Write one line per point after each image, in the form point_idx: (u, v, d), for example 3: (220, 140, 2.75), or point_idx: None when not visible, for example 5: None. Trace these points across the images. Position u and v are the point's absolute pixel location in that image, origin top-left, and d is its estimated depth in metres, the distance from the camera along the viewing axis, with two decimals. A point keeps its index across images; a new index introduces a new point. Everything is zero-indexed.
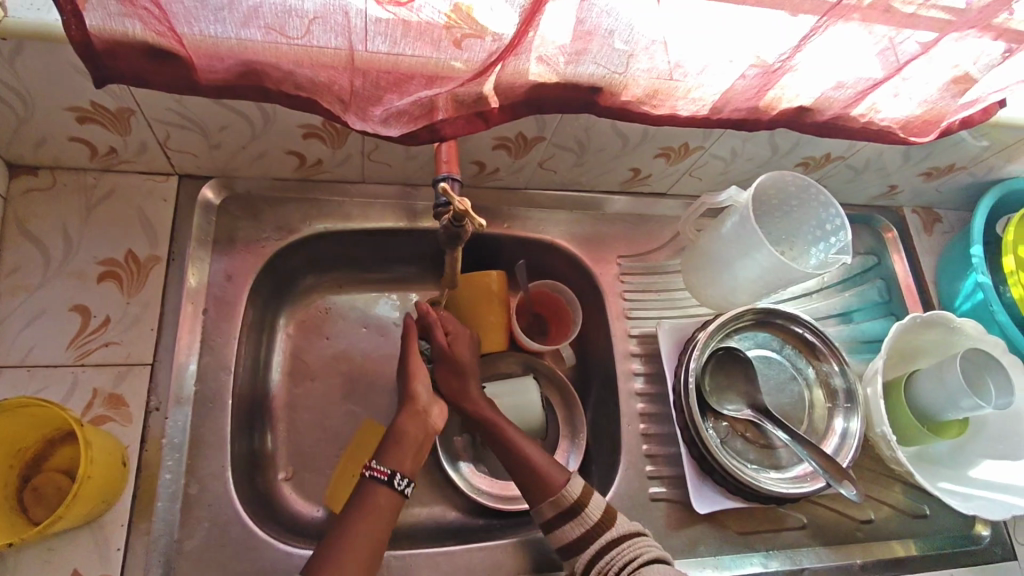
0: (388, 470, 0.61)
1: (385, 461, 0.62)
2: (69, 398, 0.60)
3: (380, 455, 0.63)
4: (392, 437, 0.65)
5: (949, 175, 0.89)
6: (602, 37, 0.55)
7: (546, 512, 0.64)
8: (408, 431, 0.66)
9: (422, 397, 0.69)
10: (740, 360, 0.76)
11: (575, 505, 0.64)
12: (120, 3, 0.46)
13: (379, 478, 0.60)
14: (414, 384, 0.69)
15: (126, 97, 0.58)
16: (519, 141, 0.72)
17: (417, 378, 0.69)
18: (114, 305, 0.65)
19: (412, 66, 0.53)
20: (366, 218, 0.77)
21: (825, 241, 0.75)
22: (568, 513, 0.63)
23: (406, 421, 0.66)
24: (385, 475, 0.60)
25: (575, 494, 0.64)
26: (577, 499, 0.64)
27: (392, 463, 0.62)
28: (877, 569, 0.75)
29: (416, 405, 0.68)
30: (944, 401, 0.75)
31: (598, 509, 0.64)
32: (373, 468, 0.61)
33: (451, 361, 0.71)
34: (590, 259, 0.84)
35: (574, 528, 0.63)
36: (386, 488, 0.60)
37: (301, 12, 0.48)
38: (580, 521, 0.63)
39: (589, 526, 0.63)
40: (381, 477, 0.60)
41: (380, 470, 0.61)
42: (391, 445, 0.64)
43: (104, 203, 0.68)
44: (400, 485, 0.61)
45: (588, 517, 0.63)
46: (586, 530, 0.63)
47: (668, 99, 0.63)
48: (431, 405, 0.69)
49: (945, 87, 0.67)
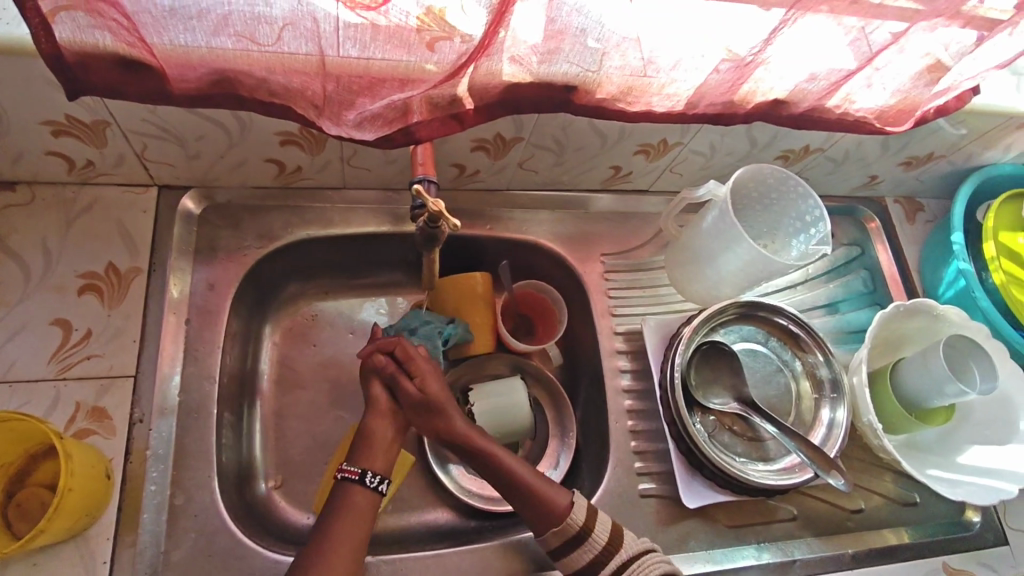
0: (359, 469, 0.61)
1: (357, 462, 0.62)
2: (51, 412, 0.60)
3: (352, 457, 0.63)
4: (362, 437, 0.65)
5: (928, 164, 0.90)
6: (573, 36, 0.55)
7: (552, 541, 0.62)
8: (374, 432, 0.65)
9: (386, 399, 0.67)
10: (725, 354, 0.76)
11: (582, 531, 0.61)
12: (88, 15, 0.46)
13: (351, 478, 0.60)
14: (376, 387, 0.68)
15: (100, 109, 0.58)
16: (497, 142, 0.72)
17: (380, 383, 0.68)
18: (96, 318, 0.65)
19: (384, 69, 0.54)
20: (348, 223, 0.77)
21: (805, 233, 0.75)
22: (575, 541, 0.61)
23: (374, 423, 0.66)
24: (357, 474, 0.61)
25: (580, 519, 0.62)
26: (582, 524, 0.62)
27: (363, 463, 0.62)
28: (869, 559, 0.75)
29: (380, 406, 0.67)
30: (929, 389, 0.75)
31: (605, 530, 0.62)
32: (345, 469, 0.61)
33: (425, 405, 0.66)
34: (575, 258, 0.84)
35: (582, 554, 0.61)
36: (359, 486, 0.60)
37: (270, 18, 0.48)
38: (587, 547, 0.61)
39: (597, 551, 0.61)
40: (352, 476, 0.61)
41: (351, 469, 0.61)
42: (362, 445, 0.64)
43: (83, 217, 0.68)
44: (374, 482, 0.61)
45: (596, 543, 0.61)
46: (593, 556, 0.61)
47: (643, 96, 0.63)
48: (397, 406, 0.67)
49: (918, 76, 0.68)
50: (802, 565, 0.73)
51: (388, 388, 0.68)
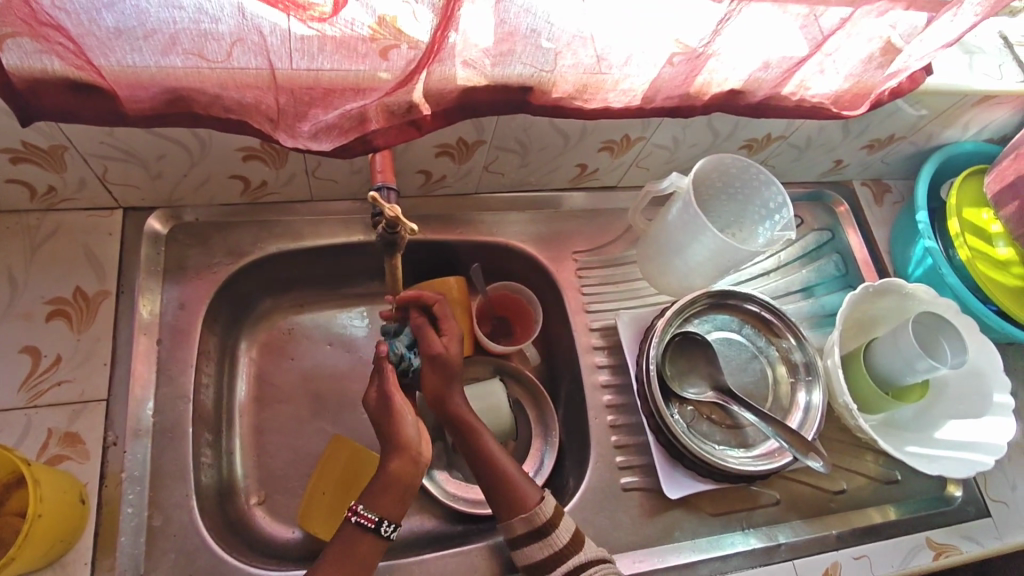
0: (376, 516, 0.58)
1: (371, 505, 0.59)
2: (22, 441, 0.60)
3: (367, 498, 0.59)
4: (380, 480, 0.60)
5: (891, 146, 0.91)
6: (524, 37, 0.56)
7: (517, 529, 0.62)
8: (401, 475, 0.60)
9: (414, 439, 0.62)
10: (699, 343, 0.77)
11: (546, 525, 0.62)
12: (34, 40, 0.47)
13: (366, 526, 0.57)
14: (403, 423, 0.62)
15: (56, 134, 0.58)
16: (460, 146, 0.73)
17: (407, 417, 0.63)
18: (65, 343, 0.64)
19: (334, 80, 0.54)
20: (318, 235, 0.77)
21: (770, 219, 0.76)
22: (538, 532, 0.61)
23: (395, 462, 0.61)
24: (373, 522, 0.58)
25: (548, 513, 0.62)
26: (548, 519, 0.62)
27: (379, 508, 0.59)
28: (853, 538, 0.76)
29: (410, 450, 0.61)
30: (901, 364, 0.76)
31: (567, 531, 0.62)
32: (359, 514, 0.58)
33: (444, 363, 0.69)
34: (547, 258, 0.85)
35: (542, 549, 0.61)
36: (372, 535, 0.58)
37: (217, 35, 0.49)
38: (548, 542, 0.61)
39: (557, 549, 0.61)
40: (368, 524, 0.57)
41: (367, 516, 0.58)
42: (376, 486, 0.60)
43: (49, 243, 0.68)
44: (387, 531, 0.58)
45: (557, 539, 0.61)
46: (553, 552, 0.61)
47: (598, 93, 0.64)
48: (422, 444, 0.63)
49: (870, 59, 0.69)
50: (787, 549, 0.73)
51: (413, 421, 0.63)
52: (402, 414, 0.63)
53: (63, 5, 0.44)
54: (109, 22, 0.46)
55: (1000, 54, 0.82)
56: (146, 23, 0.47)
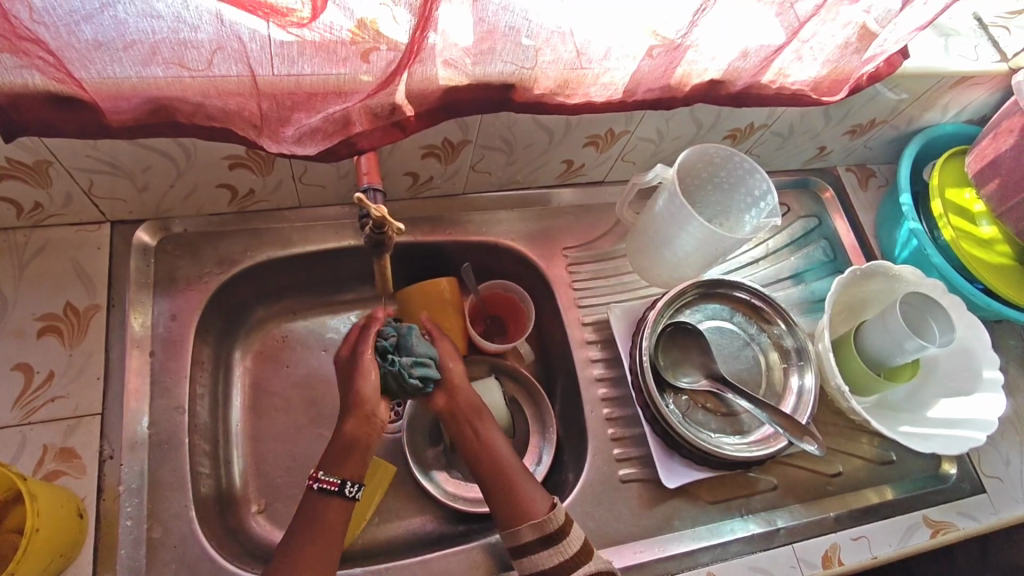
0: (338, 480, 0.60)
1: (333, 471, 0.61)
2: (19, 458, 0.60)
3: (329, 465, 0.61)
4: (340, 445, 0.62)
5: (873, 131, 0.92)
6: (504, 35, 0.57)
7: (526, 536, 0.62)
8: (356, 438, 0.62)
9: (370, 397, 0.63)
10: (691, 333, 0.77)
11: (558, 531, 0.62)
12: (14, 56, 0.47)
13: (330, 490, 0.59)
14: (365, 382, 0.63)
15: (41, 149, 0.58)
16: (446, 147, 0.73)
17: (369, 376, 0.63)
18: (58, 359, 0.64)
19: (316, 84, 0.54)
20: (308, 241, 0.77)
21: (755, 207, 0.77)
22: (549, 539, 0.61)
23: (351, 424, 0.62)
24: (336, 485, 0.59)
25: (560, 519, 0.62)
26: (560, 525, 0.62)
27: (341, 472, 0.61)
28: (851, 520, 0.76)
29: (364, 408, 0.62)
30: (891, 347, 0.77)
31: (577, 540, 0.62)
32: (322, 480, 0.59)
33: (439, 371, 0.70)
34: (538, 255, 0.85)
35: (552, 555, 0.61)
36: (337, 499, 0.59)
37: (197, 43, 0.49)
38: (559, 549, 0.61)
39: (568, 556, 0.60)
40: (331, 488, 0.59)
41: (330, 481, 0.59)
42: (338, 452, 0.61)
43: (38, 259, 0.68)
44: (352, 492, 0.60)
45: (568, 547, 0.61)
46: (564, 560, 0.60)
47: (580, 87, 0.65)
48: (379, 407, 0.63)
49: (847, 44, 0.69)
50: (787, 533, 0.74)
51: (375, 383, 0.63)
52: (366, 372, 0.63)
53: (42, 18, 0.44)
54: (89, 35, 0.46)
55: (975, 35, 0.83)
56: (126, 34, 0.47)
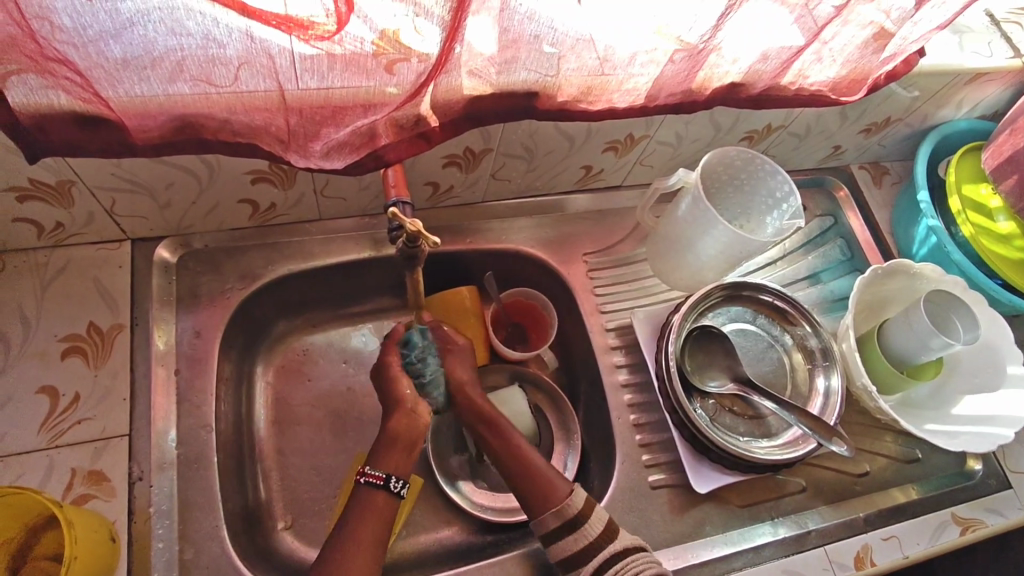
0: (383, 474, 0.60)
1: (379, 465, 0.61)
2: (47, 483, 0.59)
3: (374, 460, 0.62)
4: (385, 438, 0.63)
5: (888, 129, 0.92)
6: (528, 43, 0.56)
7: (549, 524, 0.62)
8: (400, 432, 0.63)
9: (409, 397, 0.66)
10: (717, 336, 0.77)
11: (578, 516, 0.62)
12: (40, 76, 0.46)
13: (375, 484, 0.60)
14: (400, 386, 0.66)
15: (64, 169, 0.57)
16: (468, 156, 0.73)
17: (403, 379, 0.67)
18: (83, 380, 0.63)
19: (344, 97, 0.54)
20: (329, 253, 0.77)
21: (778, 209, 0.76)
22: (572, 524, 0.61)
23: (395, 421, 0.64)
24: (381, 479, 0.60)
25: (579, 504, 0.62)
26: (579, 510, 0.62)
27: (388, 467, 0.62)
28: (880, 521, 0.76)
29: (405, 405, 0.65)
30: (916, 344, 0.77)
31: (599, 522, 0.62)
32: (368, 474, 0.60)
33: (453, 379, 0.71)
34: (557, 262, 0.85)
35: (576, 540, 0.61)
36: (383, 492, 0.60)
37: (225, 59, 0.48)
38: (581, 534, 0.61)
39: (591, 539, 0.61)
40: (377, 482, 0.60)
41: (376, 474, 0.60)
42: (386, 448, 0.63)
43: (59, 279, 0.67)
44: (397, 488, 0.61)
45: (590, 530, 0.61)
46: (587, 543, 0.60)
47: (603, 94, 0.65)
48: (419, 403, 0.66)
49: (866, 44, 0.69)
50: (817, 535, 0.74)
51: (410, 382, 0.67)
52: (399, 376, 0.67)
53: (71, 39, 0.44)
54: (117, 53, 0.45)
55: (988, 31, 0.84)
56: (154, 52, 0.46)
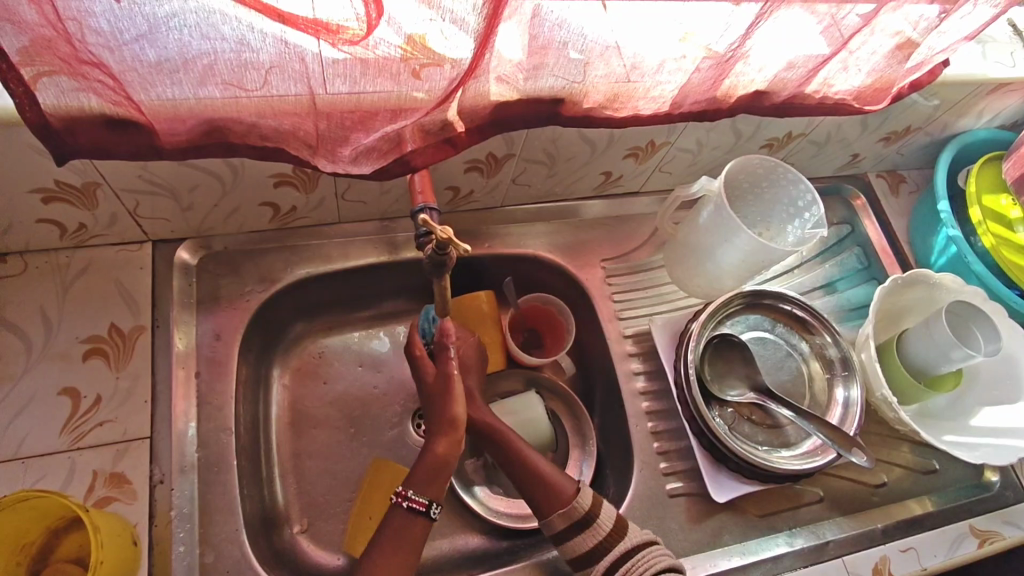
0: (426, 500, 0.60)
1: (422, 491, 0.61)
2: (68, 485, 0.58)
3: (416, 483, 0.61)
4: (429, 465, 0.62)
5: (907, 138, 0.92)
6: (557, 49, 0.56)
7: (557, 525, 0.62)
8: (445, 459, 0.63)
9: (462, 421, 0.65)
10: (736, 344, 0.77)
11: (587, 515, 0.62)
12: (72, 78, 0.46)
13: (418, 510, 0.60)
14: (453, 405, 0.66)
15: (90, 171, 0.57)
16: (490, 161, 0.73)
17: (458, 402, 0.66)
18: (104, 382, 0.63)
19: (374, 102, 0.54)
20: (348, 256, 0.77)
21: (800, 218, 0.76)
22: (581, 524, 0.62)
23: (440, 444, 0.64)
24: (422, 506, 0.60)
25: (587, 503, 0.62)
26: (587, 510, 0.62)
27: (428, 493, 0.61)
28: (898, 532, 0.76)
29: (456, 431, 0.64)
30: (936, 355, 0.76)
31: (609, 518, 0.62)
32: (410, 499, 0.60)
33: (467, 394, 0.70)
34: (575, 267, 0.85)
35: (588, 539, 0.61)
36: (423, 519, 0.60)
37: (257, 64, 0.48)
38: (593, 531, 0.61)
39: (602, 537, 0.61)
40: (418, 508, 0.60)
41: (419, 501, 0.60)
42: (425, 474, 0.62)
43: (80, 281, 0.67)
44: (435, 513, 0.61)
45: (600, 528, 0.61)
46: (599, 541, 0.61)
47: (629, 101, 0.64)
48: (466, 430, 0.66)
49: (891, 54, 0.69)
50: (835, 546, 0.74)
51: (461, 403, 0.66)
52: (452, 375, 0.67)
53: (105, 42, 0.43)
54: (151, 57, 0.45)
55: (1012, 42, 0.83)
56: (187, 55, 0.46)
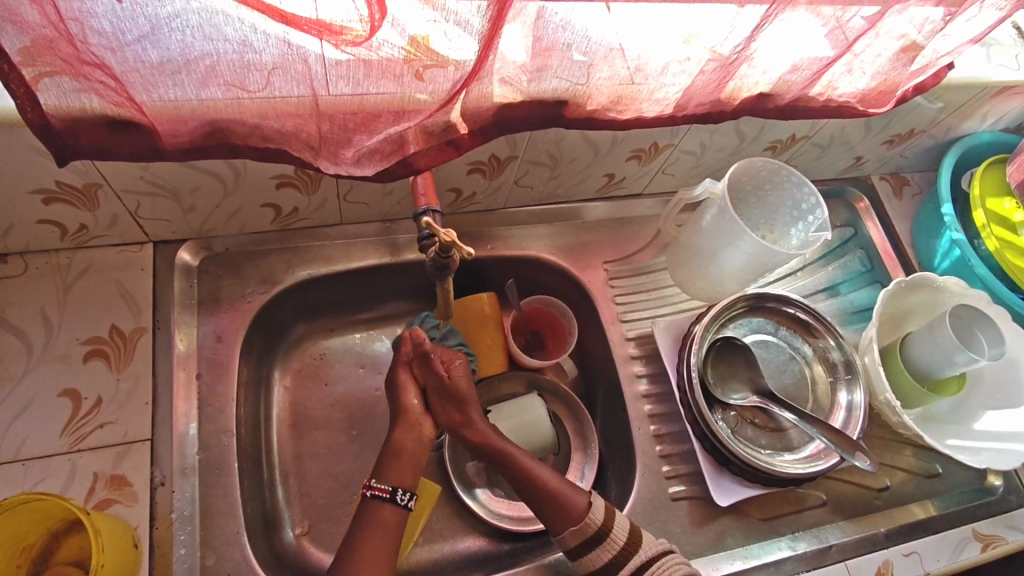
0: (390, 487, 0.61)
1: (384, 478, 0.62)
2: (69, 487, 0.58)
3: (380, 474, 0.62)
4: (388, 453, 0.64)
5: (910, 140, 0.92)
6: (561, 51, 0.55)
7: (570, 540, 0.62)
8: (403, 445, 0.65)
9: (413, 408, 0.68)
10: (739, 347, 0.76)
11: (600, 530, 0.61)
12: (74, 79, 0.46)
13: (382, 497, 0.60)
14: (404, 394, 0.69)
15: (91, 172, 0.56)
16: (492, 163, 0.72)
17: (408, 388, 0.69)
18: (105, 384, 0.63)
19: (377, 104, 0.53)
20: (350, 258, 0.77)
21: (803, 220, 0.76)
22: (595, 540, 0.61)
23: (400, 435, 0.65)
24: (387, 492, 0.60)
25: (599, 518, 0.62)
26: (601, 525, 0.61)
27: (391, 480, 0.62)
28: (901, 536, 0.75)
29: (409, 418, 0.67)
30: (940, 358, 0.76)
31: (623, 531, 0.61)
32: (373, 487, 0.60)
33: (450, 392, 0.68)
34: (577, 269, 0.85)
35: (601, 554, 0.60)
36: (390, 505, 0.60)
37: (260, 65, 0.48)
38: (606, 546, 0.60)
39: (616, 551, 0.60)
40: (382, 495, 0.60)
41: (381, 487, 0.60)
42: (390, 462, 0.63)
43: (81, 282, 0.67)
44: (403, 500, 0.61)
45: (614, 542, 0.60)
46: (613, 555, 0.60)
47: (633, 103, 0.64)
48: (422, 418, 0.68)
49: (896, 57, 0.68)
50: (838, 551, 0.73)
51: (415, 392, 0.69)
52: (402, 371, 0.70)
53: (107, 43, 0.43)
54: (153, 58, 0.45)
55: (1016, 45, 0.83)
56: (190, 56, 0.46)
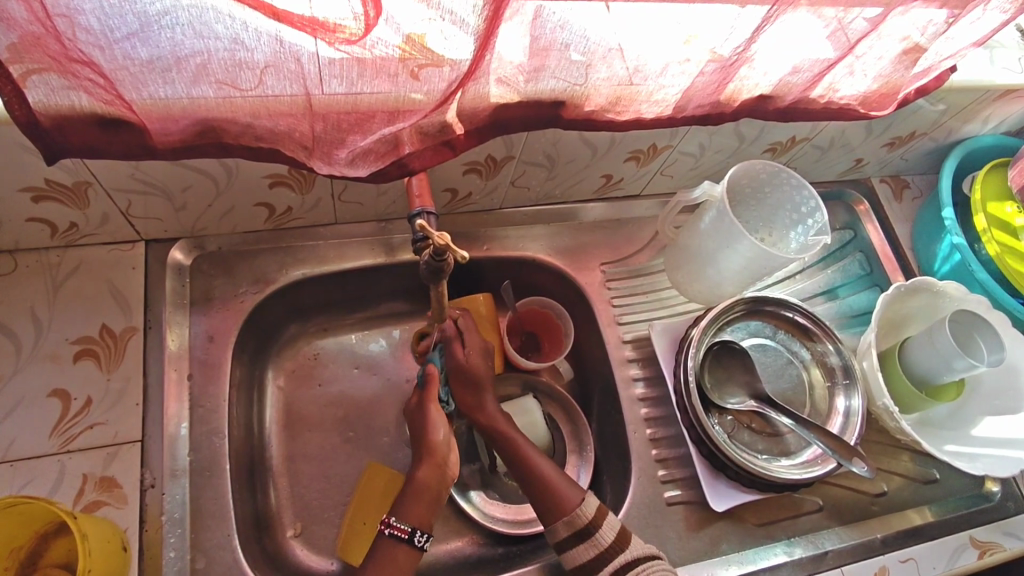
0: (409, 527, 0.58)
1: (404, 516, 0.59)
2: (57, 488, 0.58)
3: (399, 509, 0.60)
4: (411, 489, 0.61)
5: (912, 143, 0.91)
6: (559, 51, 0.55)
7: (561, 532, 0.61)
8: (426, 482, 0.61)
9: (442, 446, 0.63)
10: (736, 351, 0.76)
11: (589, 525, 0.61)
12: (62, 77, 0.45)
13: (400, 536, 0.58)
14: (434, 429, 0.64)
15: (81, 170, 0.56)
16: (489, 163, 0.72)
17: (437, 425, 0.64)
18: (95, 384, 0.62)
19: (372, 103, 0.53)
20: (344, 257, 0.76)
21: (803, 224, 0.75)
22: (582, 534, 0.60)
23: (420, 469, 0.62)
24: (406, 532, 0.58)
25: (589, 514, 0.61)
26: (590, 520, 0.61)
27: (411, 518, 0.59)
28: (897, 542, 0.75)
29: (436, 456, 0.63)
30: (939, 364, 0.76)
31: (611, 530, 0.61)
32: (391, 525, 0.58)
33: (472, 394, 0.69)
34: (574, 271, 0.84)
35: (588, 550, 0.60)
36: (406, 546, 0.58)
37: (252, 63, 0.47)
38: (593, 543, 0.60)
39: (602, 548, 0.59)
40: (401, 534, 0.58)
41: (400, 527, 0.58)
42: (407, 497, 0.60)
43: (71, 280, 0.66)
44: (420, 541, 0.58)
45: (602, 539, 0.60)
46: (598, 553, 0.59)
47: (632, 104, 0.63)
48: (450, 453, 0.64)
49: (899, 59, 0.67)
50: (834, 556, 0.73)
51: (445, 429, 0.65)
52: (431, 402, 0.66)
53: (94, 41, 0.42)
54: (143, 55, 0.44)
55: (1019, 47, 0.82)
56: (180, 54, 0.45)
